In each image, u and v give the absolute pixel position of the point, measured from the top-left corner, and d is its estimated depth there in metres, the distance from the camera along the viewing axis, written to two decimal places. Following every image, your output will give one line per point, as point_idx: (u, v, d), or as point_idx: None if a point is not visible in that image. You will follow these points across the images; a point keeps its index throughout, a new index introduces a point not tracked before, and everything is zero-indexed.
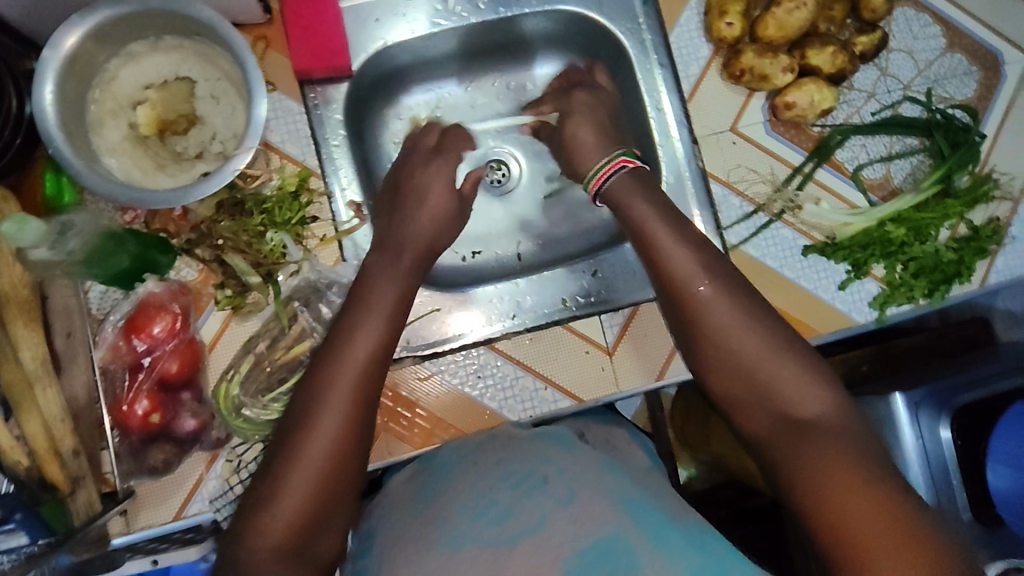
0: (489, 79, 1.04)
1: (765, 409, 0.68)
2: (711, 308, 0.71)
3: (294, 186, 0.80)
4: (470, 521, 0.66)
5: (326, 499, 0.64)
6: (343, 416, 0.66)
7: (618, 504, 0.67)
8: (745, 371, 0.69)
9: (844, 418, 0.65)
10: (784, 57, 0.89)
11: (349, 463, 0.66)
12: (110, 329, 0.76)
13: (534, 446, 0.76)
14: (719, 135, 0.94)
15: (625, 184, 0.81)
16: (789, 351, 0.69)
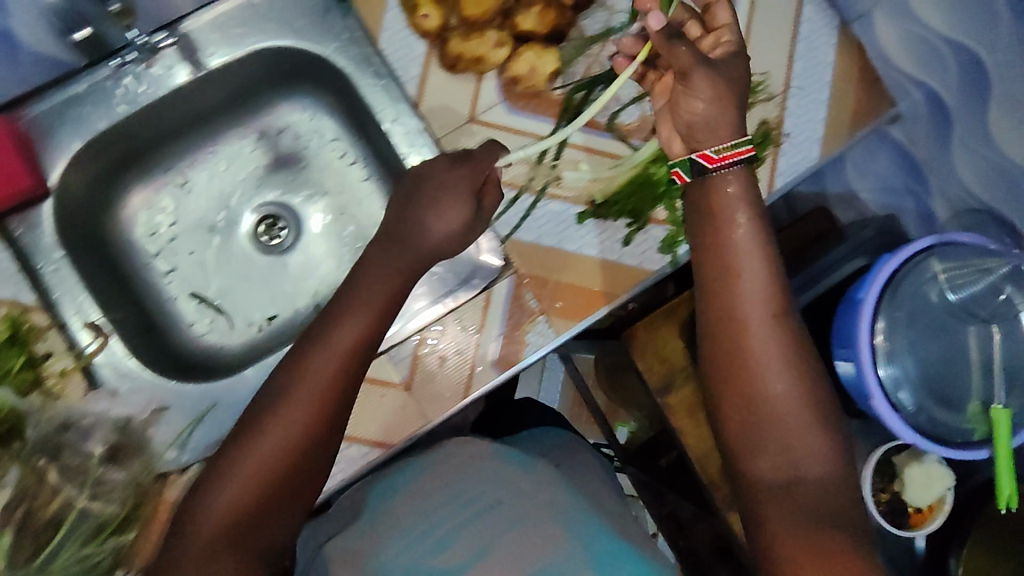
0: (233, 136, 0.98)
1: (772, 465, 0.70)
2: (770, 376, 0.69)
3: (7, 333, 0.75)
4: (403, 547, 0.87)
5: (268, 500, 0.70)
6: (312, 412, 0.71)
7: (571, 527, 0.85)
8: (775, 406, 0.70)
9: (847, 491, 0.69)
10: (492, 32, 0.84)
11: (303, 469, 0.71)
12: None
13: (496, 470, 0.94)
14: (459, 129, 0.89)
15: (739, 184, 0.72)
16: (816, 417, 0.70)
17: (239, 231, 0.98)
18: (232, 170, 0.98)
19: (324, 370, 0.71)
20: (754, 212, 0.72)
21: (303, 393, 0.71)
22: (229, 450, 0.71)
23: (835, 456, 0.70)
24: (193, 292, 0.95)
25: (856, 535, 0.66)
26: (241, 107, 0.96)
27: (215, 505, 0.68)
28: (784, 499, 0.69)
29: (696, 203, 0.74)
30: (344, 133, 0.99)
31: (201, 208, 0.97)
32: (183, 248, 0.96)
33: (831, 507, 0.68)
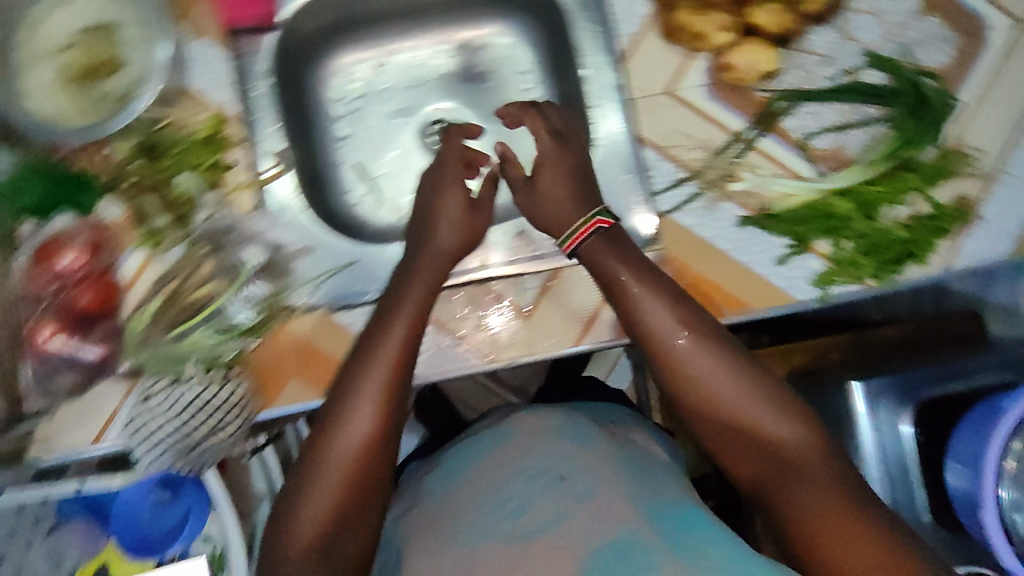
0: (435, 38, 1.04)
1: (755, 453, 0.72)
2: (689, 361, 0.75)
3: (206, 133, 0.82)
4: (488, 518, 0.76)
5: (349, 503, 0.69)
6: (375, 409, 0.71)
7: (636, 506, 0.73)
8: (721, 414, 0.74)
9: (817, 447, 0.70)
10: (721, 15, 0.84)
11: (368, 472, 0.70)
12: (20, 259, 0.77)
13: (552, 446, 0.84)
14: (655, 97, 0.88)
15: (601, 245, 0.81)
16: (769, 397, 0.73)
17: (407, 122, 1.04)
18: (426, 67, 1.04)
19: (363, 388, 0.72)
20: (642, 270, 0.79)
21: (355, 399, 0.72)
22: (297, 470, 0.71)
23: (795, 425, 0.72)
24: (353, 164, 1.01)
25: (844, 493, 0.66)
26: (454, 12, 1.02)
27: (299, 520, 0.68)
28: (781, 486, 0.69)
29: (592, 262, 0.81)
30: (536, 69, 1.02)
31: (386, 92, 1.04)
32: (360, 121, 1.03)
33: (826, 482, 0.67)
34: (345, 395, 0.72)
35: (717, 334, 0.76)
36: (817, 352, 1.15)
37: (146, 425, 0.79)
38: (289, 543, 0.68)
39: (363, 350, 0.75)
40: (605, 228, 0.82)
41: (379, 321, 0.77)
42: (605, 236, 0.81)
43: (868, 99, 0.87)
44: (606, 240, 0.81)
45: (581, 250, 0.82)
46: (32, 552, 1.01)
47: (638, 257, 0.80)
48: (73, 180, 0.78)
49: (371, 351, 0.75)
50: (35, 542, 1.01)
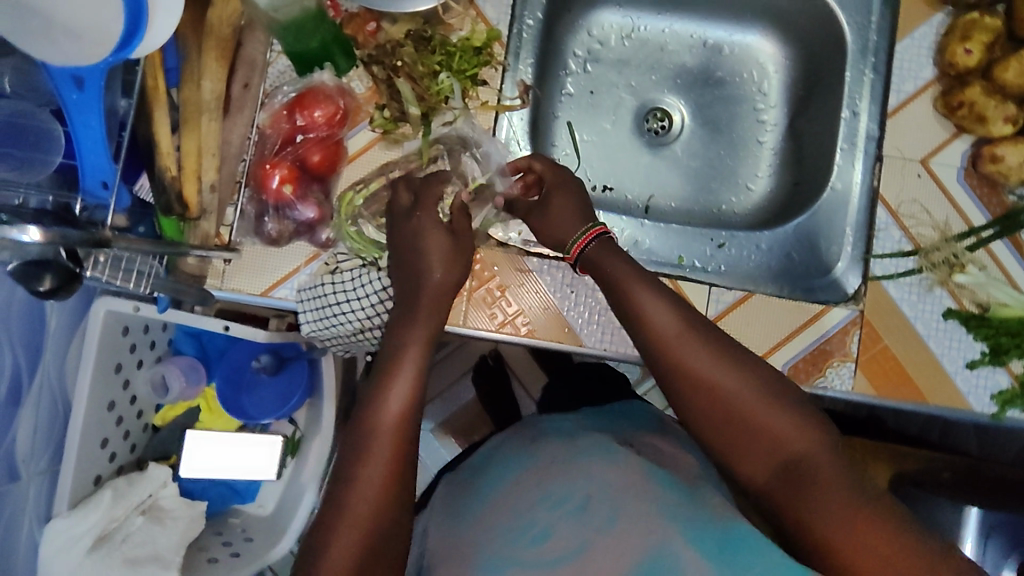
0: (689, 30, 1.01)
1: (762, 454, 0.61)
2: (702, 362, 0.63)
3: (480, 42, 0.82)
4: (510, 542, 0.66)
5: (394, 497, 0.59)
6: (409, 392, 0.63)
7: (663, 516, 0.64)
8: (729, 413, 0.61)
9: (812, 428, 0.61)
10: (1012, 106, 0.80)
11: (409, 454, 0.61)
12: (279, 99, 0.78)
13: (572, 461, 0.74)
14: (906, 162, 0.85)
15: (606, 249, 0.72)
16: (771, 391, 0.62)
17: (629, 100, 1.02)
18: (668, 54, 1.02)
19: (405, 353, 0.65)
20: (631, 266, 0.71)
21: (393, 371, 0.64)
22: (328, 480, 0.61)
23: (794, 415, 0.61)
24: (566, 122, 1.00)
25: (857, 482, 0.57)
26: (720, 12, 0.99)
27: (347, 516, 0.57)
28: (791, 490, 0.59)
29: (598, 269, 0.72)
30: (778, 94, 1.00)
31: (621, 65, 1.02)
32: (587, 85, 1.02)
33: (844, 474, 0.58)
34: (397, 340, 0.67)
35: (709, 330, 0.65)
36: (929, 468, 1.05)
37: (328, 298, 0.78)
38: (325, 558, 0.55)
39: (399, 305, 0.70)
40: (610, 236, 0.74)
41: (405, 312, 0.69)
42: (603, 243, 0.73)
43: None
44: (602, 247, 0.73)
45: (584, 257, 0.74)
46: (139, 372, 0.98)
47: (661, 284, 0.69)
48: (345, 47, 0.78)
49: (400, 340, 0.66)
50: (144, 364, 0.99)
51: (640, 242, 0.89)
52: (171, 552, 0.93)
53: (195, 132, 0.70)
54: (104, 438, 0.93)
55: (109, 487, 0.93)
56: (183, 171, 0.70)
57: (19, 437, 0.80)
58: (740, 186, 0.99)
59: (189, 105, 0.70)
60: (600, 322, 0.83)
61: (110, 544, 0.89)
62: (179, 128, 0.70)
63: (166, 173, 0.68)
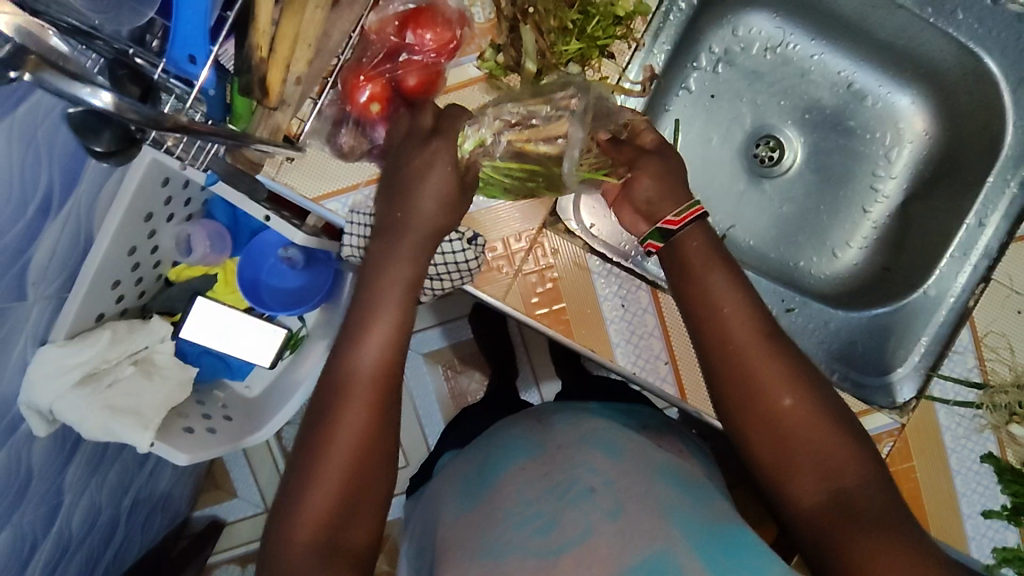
0: (840, 67, 0.92)
1: (811, 479, 0.59)
2: (766, 366, 0.62)
3: (625, 13, 0.74)
4: (514, 530, 0.66)
5: (362, 461, 0.59)
6: (388, 325, 0.63)
7: (671, 518, 0.66)
8: (783, 426, 0.60)
9: (860, 456, 0.59)
10: None
11: (384, 417, 0.61)
12: (394, 6, 0.71)
13: (578, 455, 0.75)
14: (1013, 295, 0.79)
15: (699, 233, 0.68)
16: (828, 412, 0.61)
17: (747, 119, 0.95)
18: (807, 82, 0.94)
19: (379, 296, 0.64)
20: (715, 251, 0.67)
21: (372, 310, 0.63)
22: (306, 428, 0.61)
23: (850, 448, 0.60)
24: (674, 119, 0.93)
25: (906, 532, 0.54)
26: (881, 59, 0.90)
27: (318, 478, 0.58)
28: (834, 522, 0.56)
29: (682, 253, 0.68)
30: (903, 166, 0.92)
31: (753, 78, 0.94)
32: (709, 87, 0.94)
33: (893, 520, 0.55)
34: (375, 275, 0.65)
35: (786, 340, 0.64)
36: None
37: None
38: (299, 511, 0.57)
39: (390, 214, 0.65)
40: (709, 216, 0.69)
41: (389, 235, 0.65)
42: (706, 226, 0.68)
43: None
44: (700, 231, 0.68)
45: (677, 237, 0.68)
46: (167, 226, 0.96)
47: (740, 274, 0.67)
48: None
49: (378, 272, 0.65)
50: (173, 219, 0.97)
51: None
52: (150, 411, 0.91)
53: (297, 17, 0.63)
54: (116, 280, 0.91)
55: (109, 327, 0.91)
56: (273, 57, 0.64)
57: (35, 258, 0.76)
58: (826, 248, 0.93)
59: None
60: (638, 343, 0.80)
61: (96, 384, 0.88)
62: (284, 6, 0.63)
63: (256, 52, 0.63)
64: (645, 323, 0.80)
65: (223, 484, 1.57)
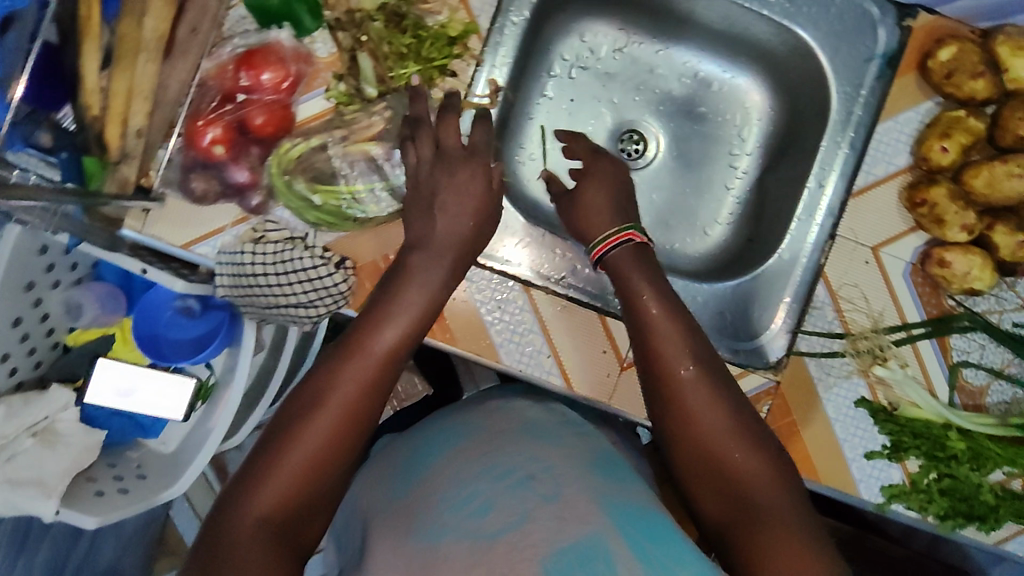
0: (684, 58, 0.98)
1: (720, 493, 0.65)
2: (696, 387, 0.68)
3: (456, 32, 0.79)
4: (447, 511, 0.68)
5: (335, 455, 0.62)
6: (385, 349, 0.66)
7: (600, 503, 0.66)
8: (705, 440, 0.66)
9: (772, 475, 0.65)
10: (972, 215, 0.80)
11: (362, 419, 0.64)
12: (228, 51, 0.74)
13: (519, 443, 0.77)
14: (859, 246, 0.85)
15: (626, 256, 0.76)
16: (748, 435, 0.67)
17: (608, 116, 1.00)
18: (656, 77, 1.00)
19: (374, 322, 0.67)
20: (654, 279, 0.74)
21: (382, 318, 0.67)
22: (274, 427, 0.63)
23: (765, 465, 0.65)
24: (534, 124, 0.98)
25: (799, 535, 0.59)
26: (719, 46, 0.96)
27: (283, 464, 0.60)
28: (737, 525, 0.63)
29: (615, 272, 0.76)
30: (755, 141, 0.98)
31: (606, 79, 1.00)
32: (568, 91, 0.99)
33: (785, 520, 0.61)
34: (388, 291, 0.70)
35: (716, 372, 0.70)
36: None
37: (245, 268, 0.75)
38: (257, 494, 0.59)
39: (427, 229, 0.72)
40: (637, 241, 0.77)
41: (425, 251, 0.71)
42: (633, 252, 0.76)
43: None
44: (634, 250, 0.77)
45: (604, 260, 0.78)
46: (53, 293, 0.97)
47: (675, 300, 0.74)
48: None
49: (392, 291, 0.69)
50: (59, 285, 0.98)
51: (578, 270, 0.86)
52: (54, 480, 0.91)
53: (127, 72, 0.67)
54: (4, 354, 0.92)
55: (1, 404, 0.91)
56: (107, 113, 0.67)
57: None
58: (697, 228, 0.99)
59: (127, 43, 0.66)
60: (520, 341, 0.83)
61: None
62: (110, 64, 0.66)
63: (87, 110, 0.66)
64: (522, 321, 0.83)
65: (173, 548, 1.55)
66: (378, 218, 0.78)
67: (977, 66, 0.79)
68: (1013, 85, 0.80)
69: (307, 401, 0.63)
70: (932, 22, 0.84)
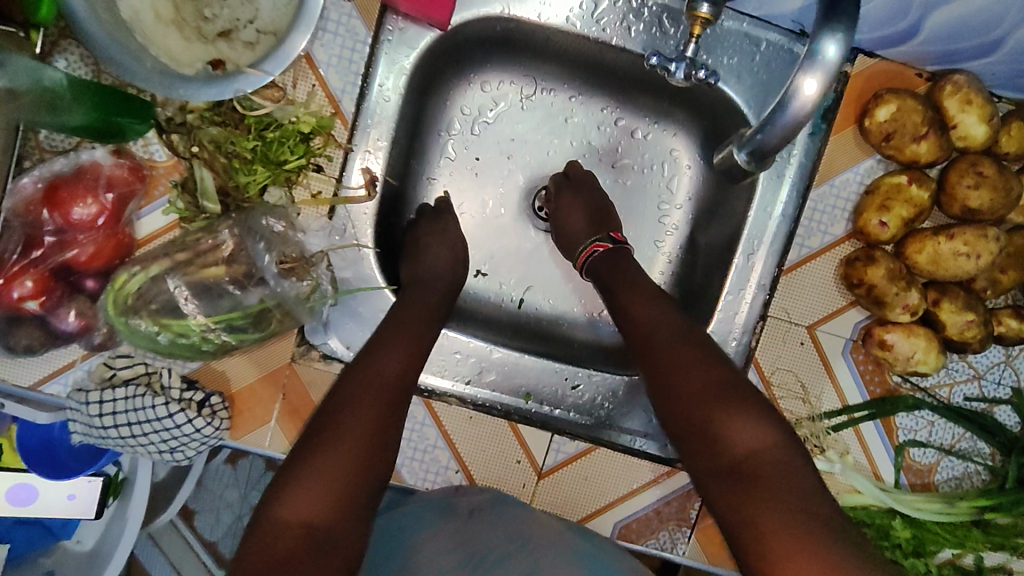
0: (602, 103, 0.86)
1: (716, 460, 0.62)
2: (680, 359, 0.66)
3: (311, 126, 0.68)
4: None
5: (371, 450, 0.62)
6: (407, 352, 0.68)
7: None
8: (695, 407, 0.64)
9: (779, 436, 0.61)
10: (915, 294, 0.72)
11: (394, 420, 0.64)
12: (30, 183, 0.64)
13: (495, 519, 0.71)
14: (792, 327, 0.76)
15: (603, 265, 0.77)
16: (744, 395, 0.63)
17: (520, 172, 0.87)
18: (572, 126, 0.87)
19: (390, 331, 0.69)
20: (642, 274, 0.75)
21: (394, 331, 0.69)
22: (297, 443, 0.62)
23: (767, 426, 0.62)
24: (435, 193, 0.86)
25: (822, 521, 0.57)
26: (638, 92, 0.83)
27: (309, 471, 0.59)
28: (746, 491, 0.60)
29: (599, 282, 0.77)
30: (685, 193, 0.87)
31: (514, 132, 0.87)
32: (473, 149, 0.86)
33: (804, 490, 0.59)
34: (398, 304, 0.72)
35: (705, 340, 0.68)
36: None
37: (98, 413, 0.68)
38: (292, 504, 0.58)
39: (417, 268, 0.76)
40: (602, 248, 0.78)
41: (422, 283, 0.75)
42: (611, 251, 0.78)
43: (988, 440, 0.77)
44: (609, 258, 0.77)
45: (588, 268, 0.80)
46: None
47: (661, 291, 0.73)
48: (118, 106, 0.62)
49: (402, 306, 0.72)
50: None
51: (484, 374, 0.78)
52: None
53: None
54: None
55: None
56: None
57: None
58: None
59: None
60: (424, 459, 0.76)
61: None
62: None
63: None
64: (424, 438, 0.75)
65: None
66: (247, 345, 0.69)
67: (920, 127, 0.69)
68: (962, 143, 0.71)
69: (323, 412, 0.63)
70: (872, 67, 0.73)
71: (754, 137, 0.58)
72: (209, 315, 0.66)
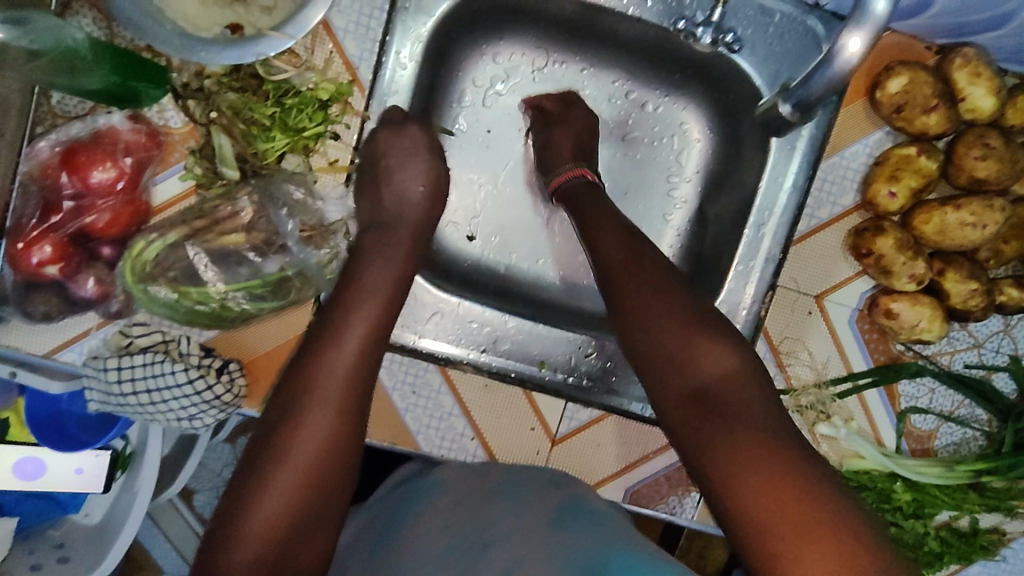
0: (613, 75, 0.86)
1: (674, 379, 0.60)
2: (652, 290, 0.64)
3: (329, 93, 0.68)
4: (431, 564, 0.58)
5: (330, 465, 0.55)
6: (364, 335, 0.60)
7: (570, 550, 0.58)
8: (657, 333, 0.62)
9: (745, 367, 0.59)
10: (921, 264, 0.74)
11: (354, 420, 0.57)
12: (47, 147, 0.63)
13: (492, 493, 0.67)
14: (801, 296, 0.78)
15: (577, 191, 0.76)
16: (707, 323, 0.61)
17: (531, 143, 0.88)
18: (583, 98, 0.87)
19: (348, 311, 0.61)
20: (594, 204, 0.73)
21: (350, 310, 0.61)
22: (249, 452, 0.55)
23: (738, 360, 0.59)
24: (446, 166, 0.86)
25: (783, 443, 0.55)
26: (650, 63, 0.84)
27: (271, 483, 0.53)
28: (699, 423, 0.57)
29: (571, 207, 0.76)
30: (695, 166, 0.88)
31: None
32: (485, 121, 0.86)
33: (761, 417, 0.56)
34: (357, 272, 0.64)
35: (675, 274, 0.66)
36: None
37: (115, 380, 0.67)
38: (258, 506, 0.52)
39: (376, 210, 0.69)
40: (588, 178, 0.77)
41: (381, 230, 0.67)
42: (582, 186, 0.76)
43: (986, 405, 0.80)
44: (585, 189, 0.76)
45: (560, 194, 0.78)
46: None
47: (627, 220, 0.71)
48: (135, 70, 0.61)
49: (358, 270, 0.64)
50: None
51: (499, 341, 0.79)
52: None
53: None
54: None
55: None
56: None
57: None
58: None
59: None
60: (440, 426, 0.76)
61: None
62: None
63: None
64: (440, 405, 0.76)
65: None
66: (265, 315, 0.69)
67: (928, 99, 0.70)
68: (971, 116, 0.72)
69: (277, 419, 0.55)
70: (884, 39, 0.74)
71: (799, 87, 0.65)
72: (228, 283, 0.66)
